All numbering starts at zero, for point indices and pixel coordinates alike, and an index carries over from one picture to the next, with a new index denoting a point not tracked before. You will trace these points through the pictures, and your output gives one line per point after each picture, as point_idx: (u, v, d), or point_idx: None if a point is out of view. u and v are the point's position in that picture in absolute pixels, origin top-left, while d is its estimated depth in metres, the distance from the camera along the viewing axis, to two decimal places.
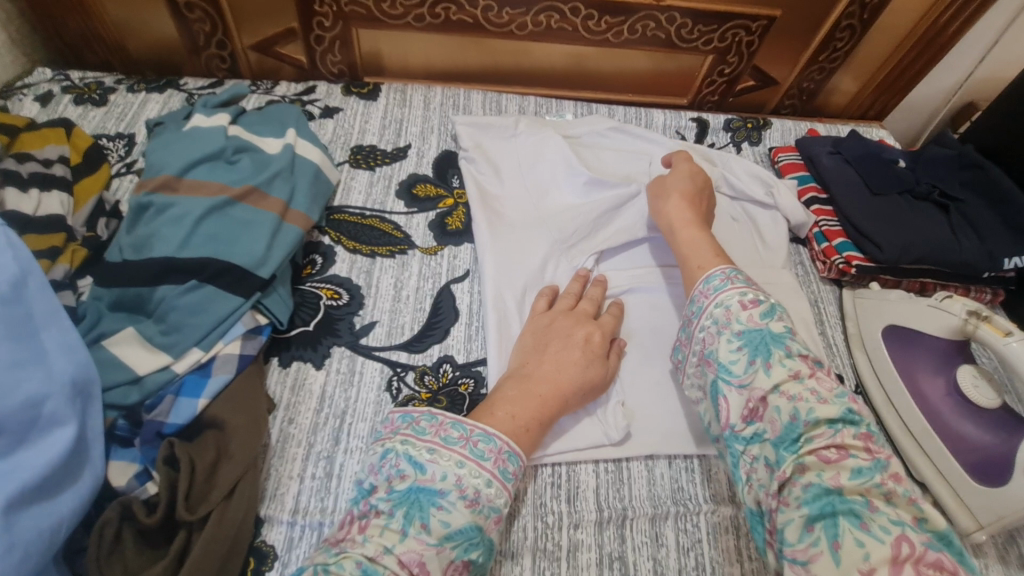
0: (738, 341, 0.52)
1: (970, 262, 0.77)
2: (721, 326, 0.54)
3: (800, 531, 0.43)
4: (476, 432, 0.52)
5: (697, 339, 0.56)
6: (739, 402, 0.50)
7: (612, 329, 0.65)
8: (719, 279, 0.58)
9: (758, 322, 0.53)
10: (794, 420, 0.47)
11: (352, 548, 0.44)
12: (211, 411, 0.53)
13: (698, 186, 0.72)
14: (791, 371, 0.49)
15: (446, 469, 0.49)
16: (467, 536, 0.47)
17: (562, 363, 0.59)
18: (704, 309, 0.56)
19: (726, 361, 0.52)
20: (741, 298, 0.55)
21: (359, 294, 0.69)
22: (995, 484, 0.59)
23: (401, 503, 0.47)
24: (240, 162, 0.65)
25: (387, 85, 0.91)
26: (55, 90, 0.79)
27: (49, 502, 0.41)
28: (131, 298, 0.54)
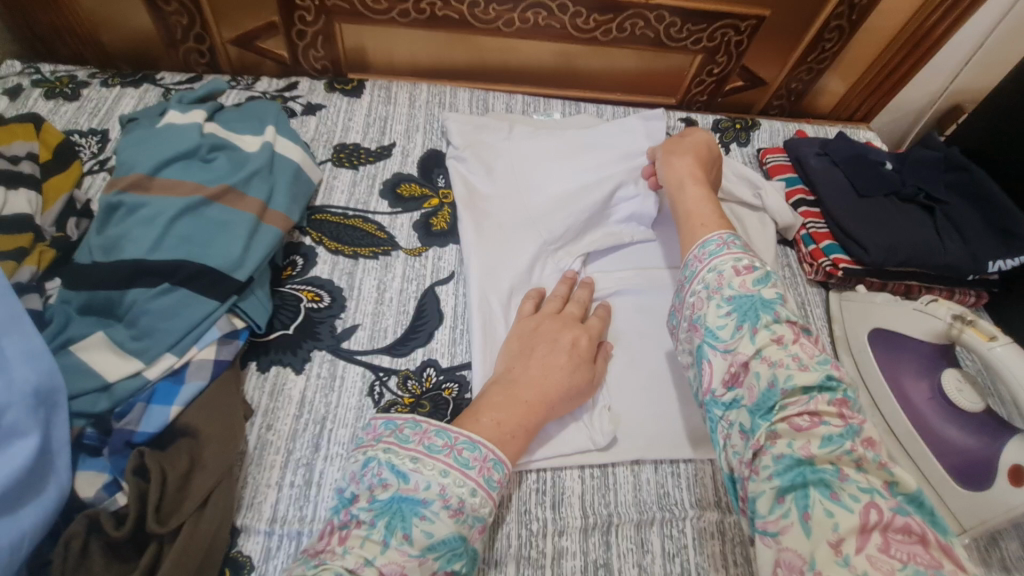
0: (728, 306, 0.52)
1: (955, 266, 0.77)
2: (712, 291, 0.53)
3: (771, 502, 0.42)
4: (460, 440, 0.51)
5: (686, 303, 0.55)
6: (721, 366, 0.50)
7: (599, 332, 0.64)
8: (715, 245, 0.57)
9: (750, 287, 0.52)
10: (772, 387, 0.46)
11: (330, 561, 0.42)
12: (185, 419, 0.51)
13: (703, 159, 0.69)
14: (776, 336, 0.48)
15: (429, 478, 0.48)
16: (450, 545, 0.46)
17: (549, 368, 0.58)
18: (697, 275, 0.56)
19: (714, 325, 0.51)
20: (735, 264, 0.54)
21: (341, 297, 0.67)
22: (980, 487, 0.59)
23: (383, 513, 0.46)
24: (217, 160, 0.63)
25: (372, 82, 0.89)
26: (25, 83, 0.76)
27: (9, 516, 0.39)
28: (101, 302, 0.53)
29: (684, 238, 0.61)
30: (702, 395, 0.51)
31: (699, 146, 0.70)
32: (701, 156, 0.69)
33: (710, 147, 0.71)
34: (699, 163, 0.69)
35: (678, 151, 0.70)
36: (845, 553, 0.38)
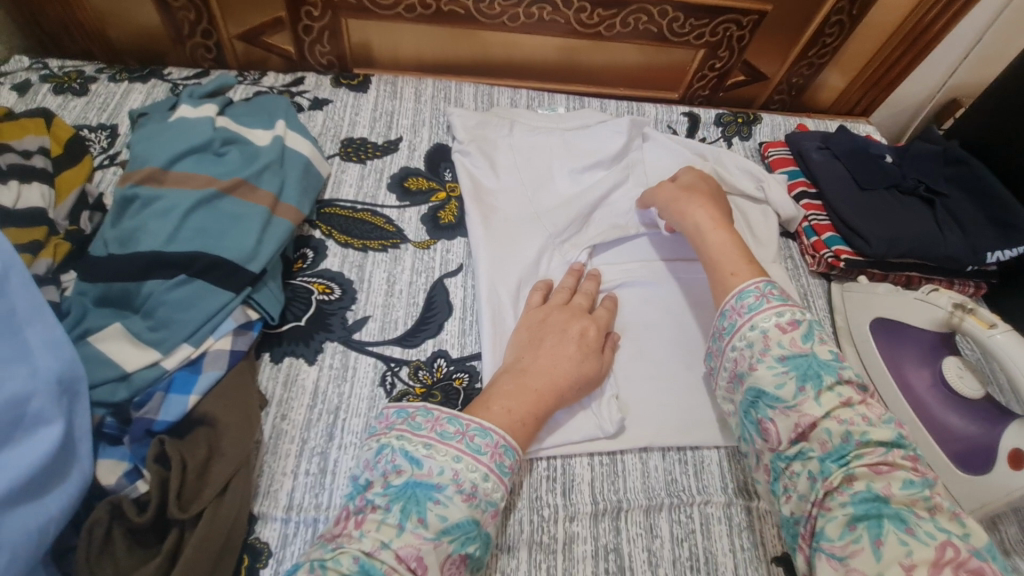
0: (783, 366, 0.52)
1: (955, 257, 0.79)
2: (759, 351, 0.54)
3: (842, 528, 0.44)
4: (472, 427, 0.51)
5: (732, 359, 0.56)
6: (787, 424, 0.51)
7: (608, 323, 0.65)
8: (753, 296, 0.57)
9: (801, 346, 0.53)
10: (846, 441, 0.48)
11: (348, 543, 0.44)
12: (202, 408, 0.52)
13: (709, 189, 0.71)
14: (843, 397, 0.50)
15: (443, 464, 0.49)
16: (464, 529, 0.47)
17: (558, 358, 0.59)
18: (737, 329, 0.56)
19: (769, 385, 0.52)
20: (778, 320, 0.55)
21: (351, 289, 0.68)
22: (979, 472, 0.60)
23: (397, 498, 0.47)
24: (229, 154, 0.64)
25: (378, 77, 0.89)
26: (33, 79, 0.77)
27: (37, 501, 0.40)
28: (117, 293, 0.53)
29: (715, 286, 0.61)
30: (764, 449, 0.53)
31: (701, 186, 0.71)
32: (711, 195, 0.70)
33: (712, 185, 0.72)
34: (714, 205, 0.69)
35: (688, 197, 0.69)
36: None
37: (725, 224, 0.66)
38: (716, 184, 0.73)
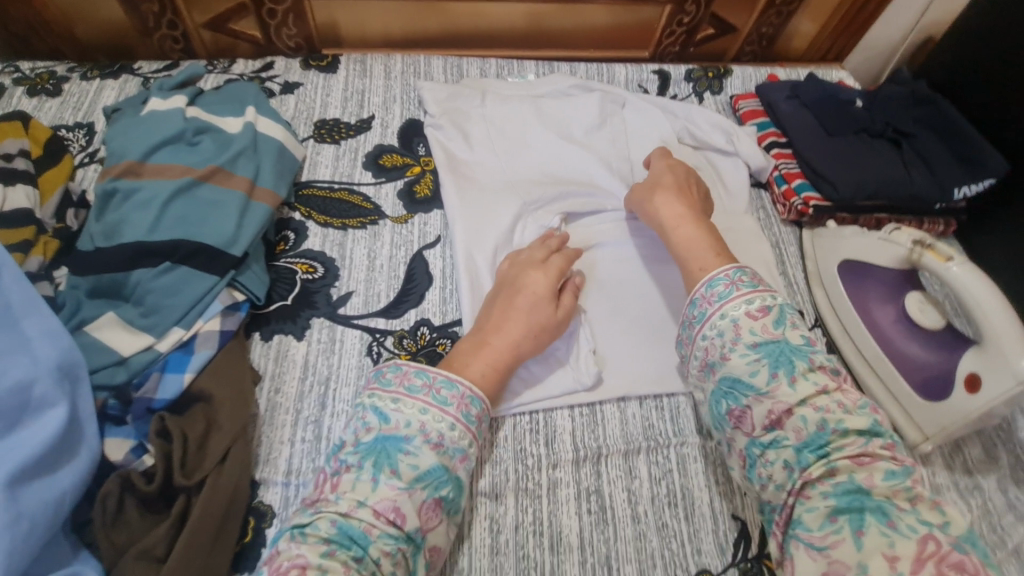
0: (756, 353, 0.55)
1: (921, 196, 0.81)
2: (730, 340, 0.57)
3: (822, 519, 0.47)
4: (438, 380, 0.55)
5: (702, 347, 0.59)
6: (762, 411, 0.53)
7: (563, 271, 0.66)
8: (723, 284, 0.59)
9: (773, 332, 0.56)
10: (821, 429, 0.51)
11: (326, 506, 0.48)
12: (198, 385, 0.55)
13: (679, 177, 0.72)
14: (817, 385, 0.53)
15: (410, 416, 0.52)
16: (435, 475, 0.50)
17: (508, 314, 0.61)
18: (708, 318, 0.59)
19: (743, 374, 0.55)
20: (747, 307, 0.57)
21: (334, 267, 0.71)
22: (938, 399, 0.64)
23: (368, 454, 0.50)
24: (202, 142, 0.65)
25: (346, 57, 0.90)
26: (7, 83, 0.78)
27: (49, 477, 0.44)
28: (108, 284, 0.56)
29: (685, 278, 0.64)
30: (738, 434, 0.55)
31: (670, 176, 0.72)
32: (680, 186, 0.71)
33: (680, 175, 0.73)
34: (685, 198, 0.70)
35: (655, 190, 0.70)
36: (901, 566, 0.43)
37: (698, 217, 0.67)
38: (683, 172, 0.74)
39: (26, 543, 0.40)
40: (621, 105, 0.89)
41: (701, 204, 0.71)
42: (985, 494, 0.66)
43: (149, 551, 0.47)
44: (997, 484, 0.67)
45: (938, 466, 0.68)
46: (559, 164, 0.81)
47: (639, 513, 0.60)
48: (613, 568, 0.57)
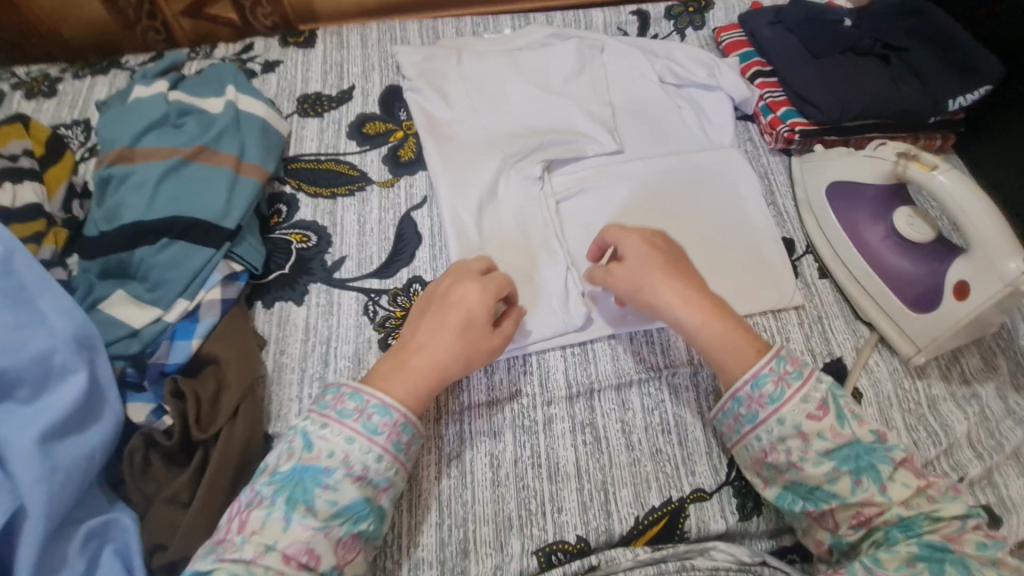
0: (831, 462, 0.48)
1: (912, 111, 0.79)
2: (800, 455, 0.49)
3: (900, 562, 0.44)
4: (371, 404, 0.51)
5: (760, 450, 0.51)
6: (847, 514, 0.48)
7: (503, 289, 0.59)
8: (771, 381, 0.51)
9: (842, 434, 0.49)
10: (914, 516, 0.46)
11: (228, 553, 0.45)
12: (206, 349, 0.59)
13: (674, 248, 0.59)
14: (910, 484, 0.47)
15: (334, 446, 0.49)
16: (355, 510, 0.48)
17: (436, 336, 0.56)
18: (763, 421, 0.51)
19: (821, 484, 0.49)
20: (806, 410, 0.49)
21: (326, 235, 0.73)
22: (927, 310, 0.64)
23: (283, 487, 0.47)
24: (186, 124, 0.68)
25: (323, 31, 0.91)
26: (6, 89, 0.81)
27: (78, 436, 0.48)
28: (115, 265, 0.60)
29: (718, 369, 0.54)
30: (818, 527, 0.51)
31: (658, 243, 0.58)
32: (675, 263, 0.57)
33: (669, 246, 0.58)
34: (688, 279, 0.56)
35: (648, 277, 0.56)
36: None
37: (703, 303, 0.55)
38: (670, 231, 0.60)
39: (64, 492, 0.45)
40: (600, 50, 0.88)
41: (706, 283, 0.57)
42: (981, 401, 0.67)
43: (175, 497, 0.52)
44: (995, 391, 0.68)
45: (934, 377, 0.68)
46: (541, 118, 0.82)
47: (633, 441, 0.63)
48: (610, 492, 0.60)
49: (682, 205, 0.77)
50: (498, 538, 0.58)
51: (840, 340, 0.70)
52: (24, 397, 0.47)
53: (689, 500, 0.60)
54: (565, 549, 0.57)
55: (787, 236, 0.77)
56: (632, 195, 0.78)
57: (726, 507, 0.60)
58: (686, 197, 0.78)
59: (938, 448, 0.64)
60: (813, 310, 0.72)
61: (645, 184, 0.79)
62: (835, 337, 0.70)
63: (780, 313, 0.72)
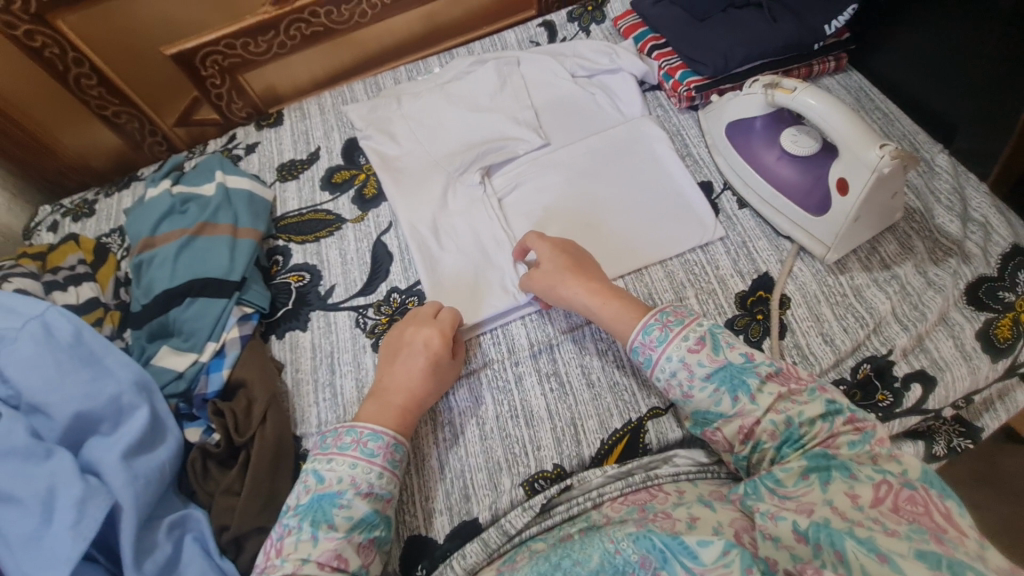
0: (712, 383, 0.59)
1: (793, 43, 0.88)
2: (688, 380, 0.60)
3: (797, 477, 0.52)
4: (365, 434, 0.63)
5: (663, 386, 0.62)
6: (733, 429, 0.58)
7: (451, 326, 0.73)
8: (657, 328, 0.63)
9: (718, 359, 0.60)
10: (791, 425, 0.55)
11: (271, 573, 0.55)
12: (236, 376, 0.74)
13: (573, 253, 0.73)
14: (776, 393, 0.57)
15: (341, 473, 0.60)
16: (368, 520, 0.59)
17: (410, 374, 0.68)
18: (655, 363, 0.62)
19: (710, 406, 0.59)
20: (687, 344, 0.61)
21: (317, 271, 0.88)
22: (824, 211, 0.73)
23: (307, 514, 0.58)
24: (189, 208, 0.85)
25: (287, 110, 1.08)
26: (58, 218, 1.00)
27: (152, 453, 0.64)
28: (157, 327, 0.76)
29: (616, 333, 0.67)
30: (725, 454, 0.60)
31: (560, 252, 0.73)
32: (573, 263, 0.72)
33: (570, 252, 0.73)
34: (584, 274, 0.71)
35: (557, 277, 0.71)
36: (861, 503, 0.47)
37: (599, 291, 0.69)
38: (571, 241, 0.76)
39: (146, 492, 0.60)
40: (516, 64, 1.01)
41: (603, 278, 0.71)
42: (901, 279, 0.74)
43: (230, 488, 0.66)
44: (913, 268, 0.74)
45: (856, 269, 0.75)
46: (474, 131, 0.94)
47: (593, 380, 0.73)
48: (579, 425, 0.70)
49: (606, 177, 0.88)
50: (491, 480, 0.68)
51: (765, 257, 0.79)
52: (107, 430, 0.62)
53: (647, 418, 0.70)
54: (545, 477, 0.68)
55: (705, 179, 0.87)
56: (548, 203, 0.88)
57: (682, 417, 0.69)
58: (596, 191, 0.87)
59: (866, 328, 0.71)
60: (737, 237, 0.81)
61: (570, 166, 0.90)
62: (760, 256, 0.79)
63: (708, 247, 0.81)
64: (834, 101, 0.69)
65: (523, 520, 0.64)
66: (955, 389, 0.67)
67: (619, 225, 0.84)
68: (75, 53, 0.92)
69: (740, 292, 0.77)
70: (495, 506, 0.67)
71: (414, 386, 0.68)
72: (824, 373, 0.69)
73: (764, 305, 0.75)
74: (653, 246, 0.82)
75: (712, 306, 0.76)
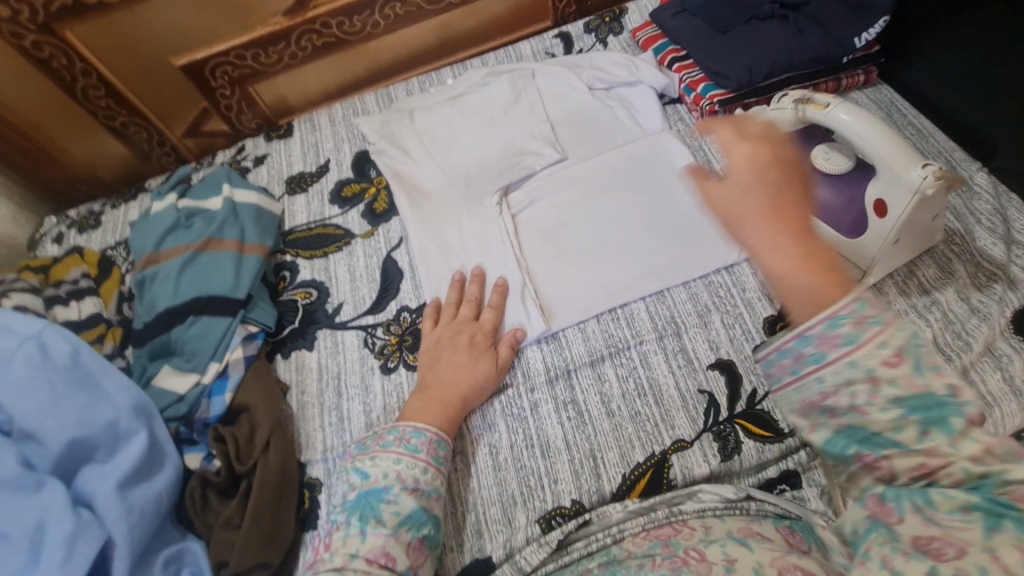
0: (896, 407, 0.36)
1: (821, 55, 0.85)
2: (867, 398, 0.37)
3: (953, 507, 0.34)
4: (408, 431, 0.63)
5: (819, 395, 0.38)
6: (905, 458, 0.36)
7: (494, 329, 0.75)
8: (848, 322, 0.38)
9: (920, 383, 0.36)
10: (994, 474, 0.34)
11: (322, 567, 0.53)
12: (239, 398, 0.71)
13: (784, 182, 0.42)
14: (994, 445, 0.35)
15: (386, 468, 0.60)
16: (416, 517, 0.58)
17: (455, 369, 0.70)
18: (828, 362, 0.38)
19: (887, 430, 0.36)
20: (883, 355, 0.37)
21: (325, 288, 0.86)
22: (856, 235, 0.70)
23: (354, 510, 0.57)
24: (195, 223, 0.82)
25: (298, 122, 1.06)
26: (63, 230, 0.99)
27: (148, 481, 0.60)
28: (159, 346, 0.74)
29: (805, 309, 0.39)
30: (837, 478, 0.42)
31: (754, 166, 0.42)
32: (774, 195, 0.42)
33: (779, 179, 0.42)
34: (782, 216, 0.41)
35: (744, 215, 0.42)
36: None
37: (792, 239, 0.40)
38: (774, 156, 0.43)
39: (142, 524, 0.57)
40: (531, 76, 0.99)
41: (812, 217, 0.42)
42: (942, 306, 0.69)
43: (230, 520, 0.62)
44: (954, 294, 0.70)
45: (893, 294, 0.71)
46: (489, 145, 0.92)
47: (613, 409, 0.69)
48: (598, 458, 0.67)
49: (627, 192, 0.85)
50: (506, 515, 0.65)
51: None
52: (103, 457, 0.59)
53: (671, 451, 0.66)
54: (563, 513, 0.64)
55: None
56: (561, 221, 0.85)
57: (708, 451, 0.65)
58: (611, 208, 0.84)
59: None
60: None
61: (589, 183, 0.87)
62: None
63: (733, 268, 0.78)
64: (878, 122, 0.65)
65: (538, 557, 0.59)
66: (1004, 425, 0.62)
67: (632, 247, 0.81)
68: (84, 64, 0.91)
69: (769, 317, 0.73)
70: (510, 544, 0.63)
71: (462, 384, 0.68)
72: None
73: None
74: (670, 268, 0.78)
75: (739, 332, 0.73)
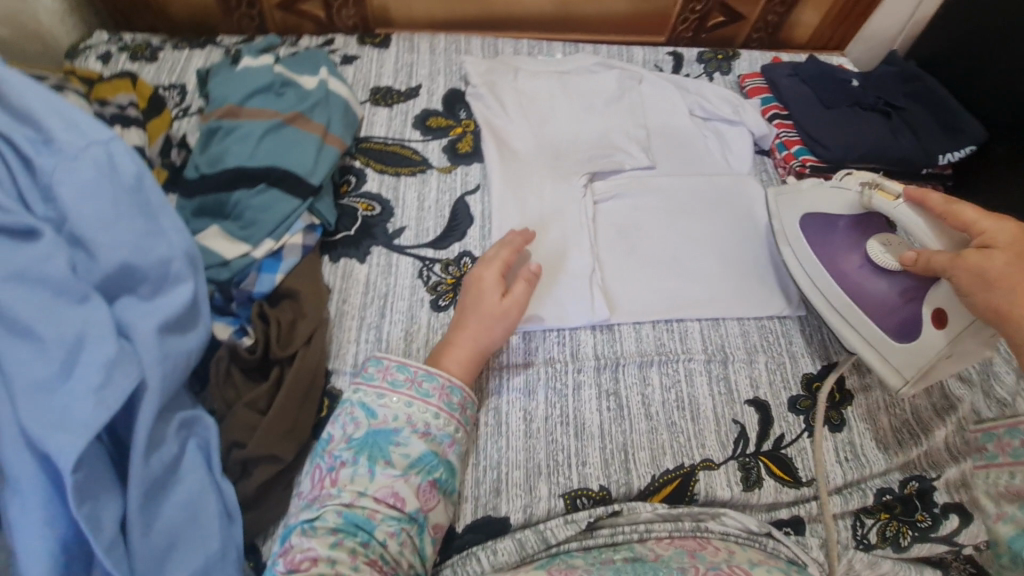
0: None
1: (909, 158, 0.91)
2: None
3: None
4: (420, 373, 0.60)
5: None
6: None
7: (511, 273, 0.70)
8: None
9: None
10: None
11: (328, 501, 0.53)
12: (287, 284, 0.67)
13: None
14: None
15: (397, 410, 0.58)
16: (427, 461, 0.56)
17: (462, 308, 0.67)
18: None
19: None
20: None
21: (390, 207, 0.82)
22: (910, 339, 0.68)
23: (361, 448, 0.55)
24: (286, 93, 0.77)
25: (396, 37, 1.02)
26: (112, 50, 0.90)
27: (183, 336, 0.55)
28: (212, 203, 0.68)
29: None
30: None
31: (1014, 249, 0.59)
32: None
33: None
34: None
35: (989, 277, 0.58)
36: None
37: None
38: None
39: (172, 377, 0.52)
40: (638, 81, 0.99)
41: None
42: None
43: (254, 404, 0.59)
44: None
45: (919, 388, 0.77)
46: (587, 130, 0.92)
47: (652, 412, 0.70)
48: (629, 453, 0.67)
49: (703, 217, 0.87)
50: (528, 482, 0.64)
51: (836, 347, 0.80)
52: (145, 293, 0.54)
53: (699, 468, 0.67)
54: (589, 496, 0.64)
55: None
56: (636, 223, 0.86)
57: (731, 477, 0.67)
58: (684, 227, 0.86)
59: (919, 448, 0.72)
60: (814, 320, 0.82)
61: (670, 196, 0.88)
62: (833, 345, 0.80)
63: (785, 319, 0.81)
64: (947, 233, 0.65)
65: (565, 533, 0.60)
66: None
67: (697, 270, 0.82)
68: None
69: (808, 374, 0.77)
70: (529, 510, 0.62)
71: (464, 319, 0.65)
72: (872, 478, 0.71)
73: (826, 393, 0.76)
74: (728, 301, 0.81)
75: (779, 379, 0.76)
